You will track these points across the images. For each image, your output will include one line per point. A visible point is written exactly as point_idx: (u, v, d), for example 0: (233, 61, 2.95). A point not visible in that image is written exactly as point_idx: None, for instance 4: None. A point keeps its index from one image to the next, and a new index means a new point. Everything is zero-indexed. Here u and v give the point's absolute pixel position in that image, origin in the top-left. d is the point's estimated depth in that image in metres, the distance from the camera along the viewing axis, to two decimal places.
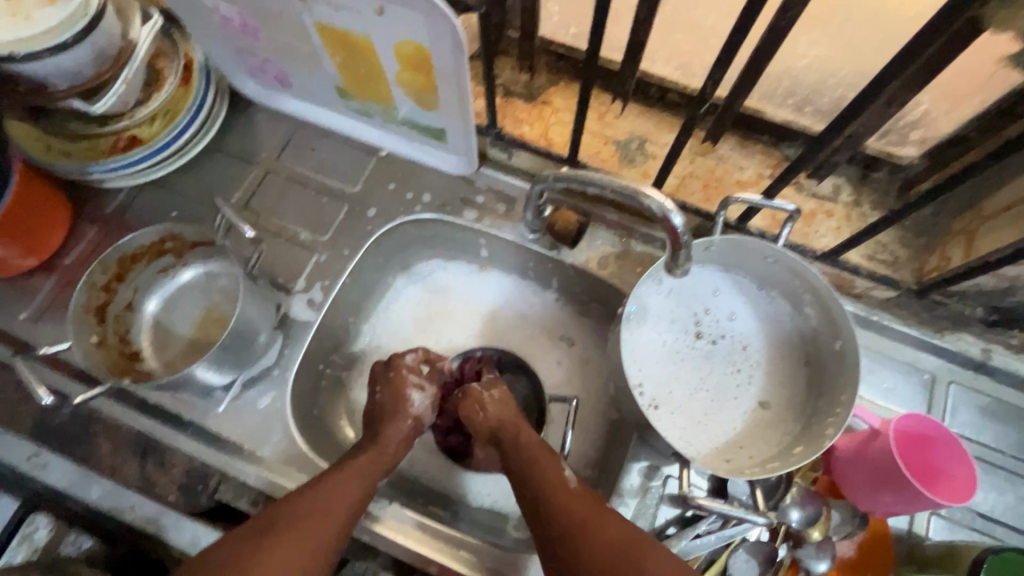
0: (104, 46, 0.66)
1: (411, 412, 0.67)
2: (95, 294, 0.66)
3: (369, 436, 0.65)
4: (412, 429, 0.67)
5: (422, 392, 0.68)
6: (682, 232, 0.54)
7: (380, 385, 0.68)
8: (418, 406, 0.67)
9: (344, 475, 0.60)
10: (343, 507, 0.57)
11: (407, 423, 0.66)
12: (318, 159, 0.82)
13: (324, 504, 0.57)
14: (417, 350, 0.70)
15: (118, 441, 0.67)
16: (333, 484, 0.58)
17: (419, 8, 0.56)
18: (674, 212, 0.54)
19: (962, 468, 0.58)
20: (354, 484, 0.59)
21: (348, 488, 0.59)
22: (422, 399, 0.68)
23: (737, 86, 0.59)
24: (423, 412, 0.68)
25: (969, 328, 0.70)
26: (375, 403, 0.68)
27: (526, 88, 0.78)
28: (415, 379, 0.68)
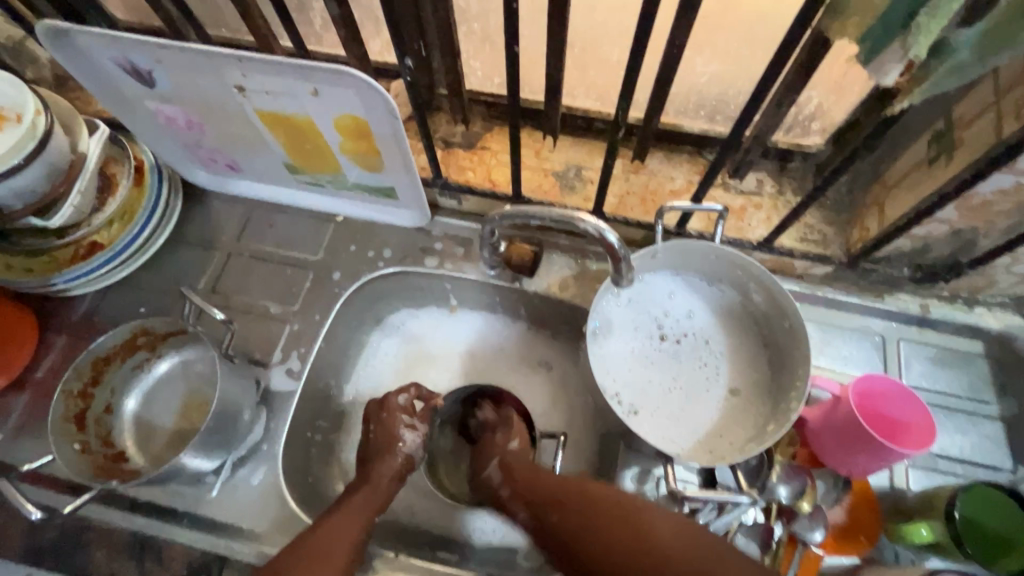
0: (55, 162, 0.70)
1: (404, 450, 0.68)
2: (73, 401, 0.66)
3: (365, 473, 0.66)
4: (404, 467, 0.68)
5: (413, 430, 0.70)
6: (617, 247, 0.59)
7: (373, 425, 0.70)
8: (410, 443, 0.69)
9: (344, 515, 0.61)
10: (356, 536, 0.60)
11: (399, 460, 0.68)
12: (278, 234, 0.85)
13: (332, 542, 0.58)
14: (408, 390, 0.72)
15: (115, 544, 0.67)
16: (335, 520, 0.61)
17: (349, 84, 0.61)
18: (607, 230, 0.59)
19: (919, 417, 0.63)
20: (352, 522, 0.61)
21: (347, 528, 0.60)
22: (414, 437, 0.70)
23: (650, 109, 0.66)
24: (415, 449, 0.70)
25: (903, 287, 0.76)
26: (368, 442, 0.70)
27: (464, 138, 0.83)
28: (407, 418, 0.70)
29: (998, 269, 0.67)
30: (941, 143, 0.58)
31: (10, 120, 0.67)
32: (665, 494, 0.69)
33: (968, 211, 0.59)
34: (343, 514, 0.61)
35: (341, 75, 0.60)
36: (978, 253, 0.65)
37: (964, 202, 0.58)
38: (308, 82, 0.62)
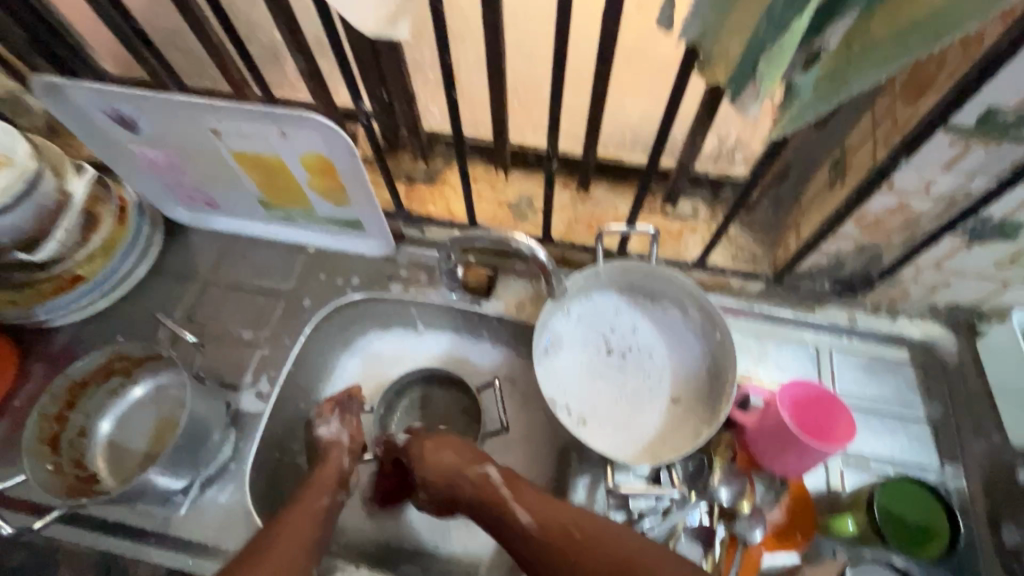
0: (43, 201, 0.75)
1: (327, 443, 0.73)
2: (47, 424, 0.70)
3: (313, 471, 0.70)
4: (342, 452, 0.72)
5: (327, 424, 0.74)
6: (548, 264, 0.66)
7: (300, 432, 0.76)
8: (330, 434, 0.73)
9: (288, 520, 0.65)
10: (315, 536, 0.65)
11: (332, 457, 0.72)
12: (252, 266, 0.91)
13: (279, 550, 0.62)
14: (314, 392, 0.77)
15: (82, 564, 0.69)
16: (282, 524, 0.64)
17: (313, 127, 0.68)
18: (539, 249, 0.66)
19: (841, 416, 0.68)
20: (297, 525, 0.65)
21: (291, 531, 0.64)
22: (329, 428, 0.74)
23: (585, 143, 0.74)
24: (341, 434, 0.74)
25: (830, 301, 0.83)
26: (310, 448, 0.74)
27: (426, 173, 0.90)
28: (318, 416, 0.74)
29: (907, 280, 0.74)
30: (837, 169, 0.66)
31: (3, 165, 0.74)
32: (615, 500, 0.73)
33: (865, 228, 0.66)
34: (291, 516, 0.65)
35: (306, 119, 0.67)
36: (885, 266, 0.72)
37: (859, 220, 0.65)
38: (276, 125, 0.69)
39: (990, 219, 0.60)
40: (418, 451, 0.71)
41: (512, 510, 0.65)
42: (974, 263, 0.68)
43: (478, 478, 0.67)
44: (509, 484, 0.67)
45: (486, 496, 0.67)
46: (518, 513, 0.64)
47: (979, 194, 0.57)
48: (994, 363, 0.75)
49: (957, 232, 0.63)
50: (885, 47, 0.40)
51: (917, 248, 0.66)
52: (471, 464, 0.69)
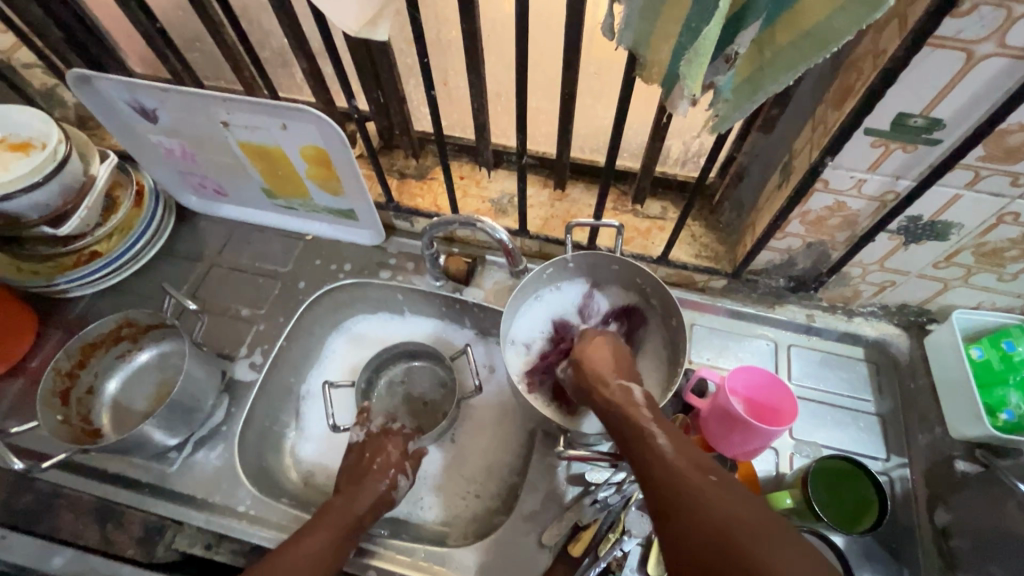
0: (69, 182, 0.84)
1: (391, 479, 0.76)
2: (60, 379, 0.77)
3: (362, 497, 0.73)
4: (389, 491, 0.75)
5: (405, 476, 0.78)
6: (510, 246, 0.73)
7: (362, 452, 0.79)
8: (402, 485, 0.77)
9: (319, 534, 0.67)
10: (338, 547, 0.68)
11: (383, 485, 0.75)
12: (254, 250, 0.99)
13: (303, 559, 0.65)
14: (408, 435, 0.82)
15: (82, 509, 0.75)
16: (313, 536, 0.67)
17: (310, 120, 0.76)
18: (501, 231, 0.73)
19: (784, 402, 0.73)
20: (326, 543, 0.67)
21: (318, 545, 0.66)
22: (405, 481, 0.78)
23: (559, 144, 0.81)
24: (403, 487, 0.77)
25: (789, 299, 0.88)
26: (359, 466, 0.77)
27: (417, 170, 0.98)
28: (395, 453, 0.78)
29: (856, 279, 0.79)
30: (784, 171, 0.72)
31: (36, 148, 0.83)
32: (575, 474, 0.78)
33: (810, 226, 0.72)
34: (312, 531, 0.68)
35: (304, 113, 0.75)
36: (833, 264, 0.77)
37: (803, 218, 0.71)
38: (278, 118, 0.77)
39: (919, 218, 0.65)
40: (591, 343, 0.72)
41: (605, 382, 0.64)
42: (914, 262, 0.73)
43: (611, 389, 0.63)
44: (649, 405, 0.60)
45: (586, 374, 0.67)
46: (658, 438, 0.56)
47: (904, 194, 0.63)
48: (939, 360, 0.80)
49: (892, 230, 0.68)
50: (788, 54, 0.46)
51: (857, 245, 0.71)
52: (611, 380, 0.65)
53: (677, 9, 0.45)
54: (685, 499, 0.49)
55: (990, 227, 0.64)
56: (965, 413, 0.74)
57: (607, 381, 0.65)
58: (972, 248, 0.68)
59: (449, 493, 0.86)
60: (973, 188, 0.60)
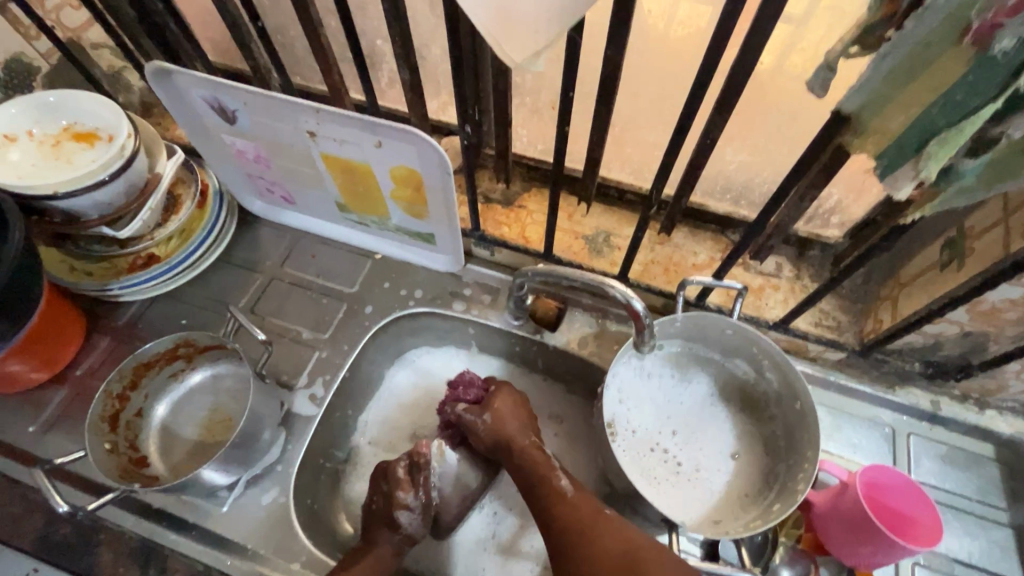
0: (134, 180, 0.76)
1: (401, 530, 0.69)
2: (110, 403, 0.70)
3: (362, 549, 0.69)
4: (402, 543, 0.70)
5: (409, 511, 0.70)
6: (643, 315, 0.64)
7: (376, 494, 0.72)
8: (405, 525, 0.69)
9: None
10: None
11: (396, 536, 0.69)
12: (318, 265, 0.91)
13: None
14: (406, 458, 0.72)
15: (122, 548, 0.68)
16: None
17: (411, 140, 0.67)
18: (635, 298, 0.63)
19: (925, 512, 0.64)
20: None
21: None
22: (411, 517, 0.69)
23: (681, 189, 0.72)
24: (414, 528, 0.70)
25: (916, 382, 0.78)
26: (370, 510, 0.72)
27: (504, 195, 0.89)
28: (403, 498, 0.69)
29: (1009, 374, 0.69)
30: (953, 250, 0.62)
31: (102, 141, 0.76)
32: None
33: (978, 316, 0.62)
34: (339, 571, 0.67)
35: (406, 132, 0.66)
36: (988, 357, 0.67)
37: (973, 307, 0.61)
38: (373, 135, 0.68)
39: None
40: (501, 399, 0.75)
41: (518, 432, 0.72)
42: None
43: (526, 445, 0.71)
44: (578, 494, 0.66)
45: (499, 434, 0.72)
46: (558, 475, 0.68)
47: None
48: None
49: None
50: None
51: None
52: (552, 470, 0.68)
53: (945, 76, 0.36)
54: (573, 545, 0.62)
55: None
56: None
57: (518, 442, 0.71)
58: None
59: (513, 564, 0.78)
60: None
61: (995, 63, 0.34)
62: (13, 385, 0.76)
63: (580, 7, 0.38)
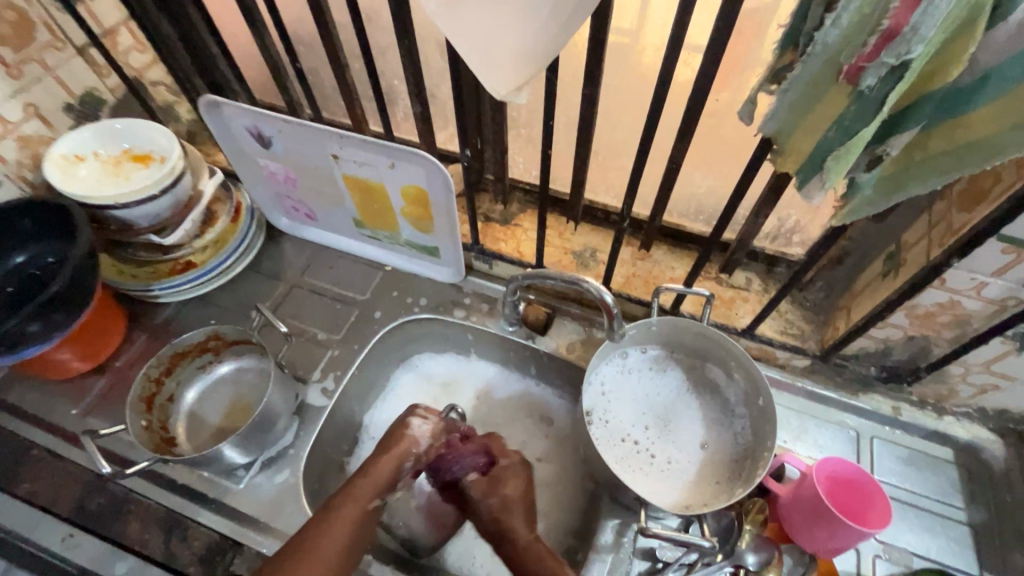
0: (180, 195, 0.88)
1: (410, 435, 0.74)
2: (148, 385, 0.79)
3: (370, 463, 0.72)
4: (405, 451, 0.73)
5: (423, 420, 0.76)
6: (612, 308, 0.72)
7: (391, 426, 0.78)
8: (417, 429, 0.75)
9: (339, 513, 0.66)
10: (363, 532, 0.67)
11: (404, 442, 0.74)
12: (335, 275, 1.01)
13: (323, 540, 0.64)
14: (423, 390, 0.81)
15: (148, 518, 0.76)
16: (338, 508, 0.67)
17: (420, 162, 0.78)
18: (606, 293, 0.72)
19: (878, 499, 0.69)
20: (346, 521, 0.66)
21: (340, 526, 0.65)
22: (422, 424, 0.76)
23: (655, 208, 0.81)
24: (423, 435, 0.75)
25: (876, 388, 0.85)
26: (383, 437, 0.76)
27: (502, 215, 1.00)
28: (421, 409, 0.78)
29: (955, 377, 0.76)
30: (891, 261, 0.70)
31: (156, 161, 0.88)
32: (642, 549, 0.75)
33: (915, 320, 0.70)
34: (334, 514, 0.66)
35: (416, 156, 0.77)
36: (933, 359, 0.74)
37: (910, 311, 0.69)
38: (388, 158, 0.80)
39: None
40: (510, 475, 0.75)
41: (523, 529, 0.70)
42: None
43: (529, 539, 0.69)
44: None
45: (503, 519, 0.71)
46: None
47: None
48: None
49: (1008, 336, 0.66)
50: (937, 160, 0.46)
51: (966, 346, 0.68)
52: (527, 528, 0.71)
53: (834, 105, 0.45)
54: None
55: None
56: None
57: (517, 525, 0.70)
58: None
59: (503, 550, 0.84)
60: None
61: (867, 97, 0.43)
62: (61, 372, 0.85)
63: (550, 49, 0.48)
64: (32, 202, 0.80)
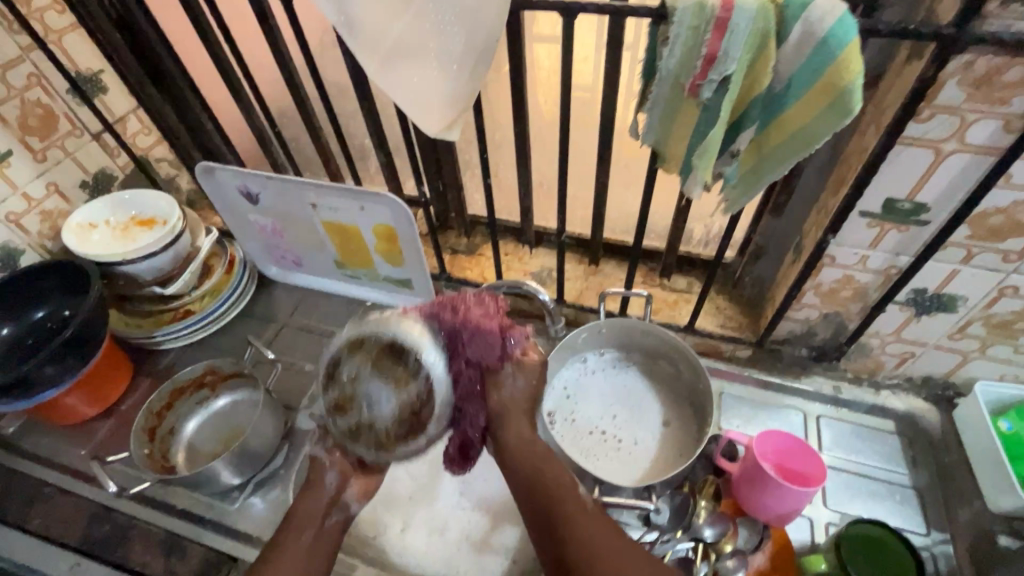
0: (180, 250, 0.99)
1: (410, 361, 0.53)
2: (150, 417, 0.88)
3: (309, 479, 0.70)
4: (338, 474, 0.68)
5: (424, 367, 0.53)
6: (551, 306, 0.78)
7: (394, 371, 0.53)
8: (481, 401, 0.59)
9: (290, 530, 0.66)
10: (315, 557, 0.65)
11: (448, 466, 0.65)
12: (321, 313, 1.12)
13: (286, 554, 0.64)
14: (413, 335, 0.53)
15: (149, 540, 0.82)
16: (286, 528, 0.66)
17: (385, 202, 0.90)
18: (542, 293, 0.78)
19: (814, 467, 0.76)
20: (297, 530, 0.65)
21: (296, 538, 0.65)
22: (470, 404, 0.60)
23: (594, 224, 0.93)
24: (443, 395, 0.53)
25: (814, 370, 0.92)
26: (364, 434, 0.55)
27: (467, 247, 1.11)
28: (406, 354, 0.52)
29: (876, 349, 0.84)
30: (796, 247, 0.81)
31: (160, 224, 1.00)
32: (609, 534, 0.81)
33: (824, 297, 0.79)
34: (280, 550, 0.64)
35: (381, 196, 0.89)
36: (850, 333, 0.83)
37: (817, 289, 0.78)
38: (358, 201, 0.92)
39: (924, 290, 0.72)
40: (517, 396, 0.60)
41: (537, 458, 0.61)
42: (928, 333, 0.78)
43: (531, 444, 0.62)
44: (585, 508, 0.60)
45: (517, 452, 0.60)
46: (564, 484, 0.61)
47: (904, 269, 0.70)
48: (968, 433, 0.81)
49: (901, 302, 0.75)
50: (778, 151, 0.57)
51: (870, 315, 0.77)
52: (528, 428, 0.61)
53: (690, 115, 0.57)
54: (569, 530, 0.58)
55: (993, 300, 0.70)
56: (998, 483, 0.75)
57: (525, 432, 0.60)
58: (981, 320, 0.73)
59: (483, 554, 0.88)
60: (968, 263, 0.67)
61: (710, 106, 0.55)
62: (73, 418, 0.93)
63: (473, 87, 0.61)
64: (49, 264, 0.92)
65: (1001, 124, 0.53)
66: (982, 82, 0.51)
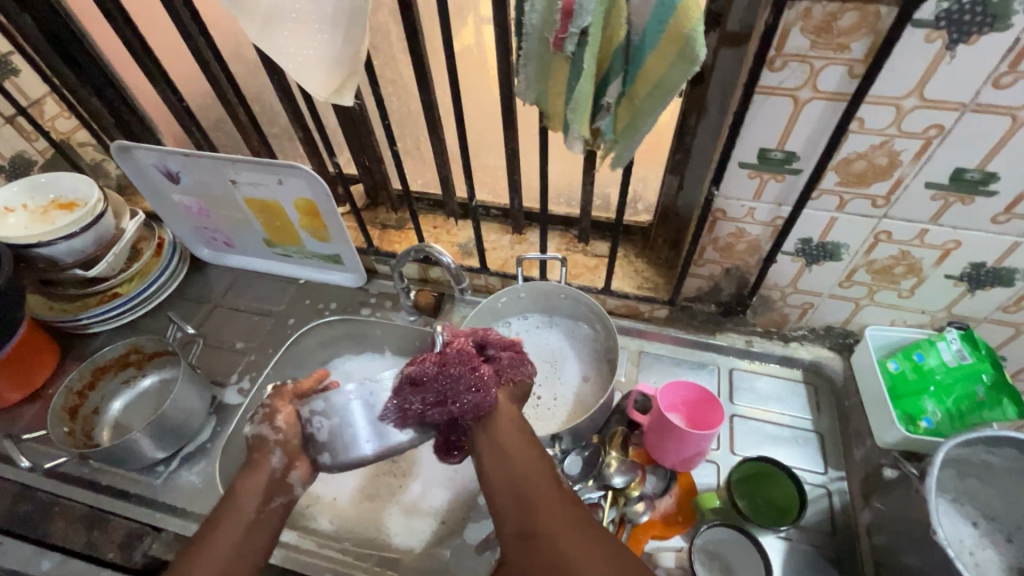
0: (102, 232, 0.99)
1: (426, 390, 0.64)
2: (71, 397, 0.88)
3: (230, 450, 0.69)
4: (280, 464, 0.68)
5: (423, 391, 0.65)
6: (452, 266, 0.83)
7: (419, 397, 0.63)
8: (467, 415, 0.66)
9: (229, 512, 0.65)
10: (248, 547, 0.63)
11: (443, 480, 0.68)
12: (253, 293, 1.12)
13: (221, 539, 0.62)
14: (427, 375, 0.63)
15: (72, 516, 0.83)
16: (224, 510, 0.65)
17: (301, 175, 0.91)
18: (444, 255, 0.83)
19: (712, 411, 0.79)
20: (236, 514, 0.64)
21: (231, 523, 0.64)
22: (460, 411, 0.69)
23: (511, 192, 0.95)
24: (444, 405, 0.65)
25: (727, 326, 0.96)
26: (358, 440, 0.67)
27: (397, 222, 1.12)
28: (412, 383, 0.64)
29: (778, 301, 0.88)
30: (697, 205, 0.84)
31: (79, 206, 0.99)
32: None
33: (723, 251, 0.82)
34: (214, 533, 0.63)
35: (296, 169, 0.90)
36: (751, 286, 0.86)
37: (716, 244, 0.82)
38: (276, 175, 0.93)
39: (809, 240, 0.76)
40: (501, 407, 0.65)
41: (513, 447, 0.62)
42: (822, 282, 0.82)
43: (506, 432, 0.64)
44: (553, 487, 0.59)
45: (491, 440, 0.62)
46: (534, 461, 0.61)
47: (787, 218, 0.73)
48: (863, 376, 0.85)
49: (792, 252, 0.78)
50: (647, 102, 0.59)
51: (765, 266, 0.81)
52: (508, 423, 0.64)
53: (560, 71, 0.59)
54: (529, 501, 0.57)
55: (871, 246, 0.74)
56: (885, 419, 0.79)
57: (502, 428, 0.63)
58: (865, 266, 0.77)
59: (412, 516, 0.90)
60: (843, 210, 0.71)
61: (574, 60, 0.57)
62: None
63: (352, 49, 0.62)
64: None
65: (846, 70, 0.57)
66: (822, 29, 0.55)
